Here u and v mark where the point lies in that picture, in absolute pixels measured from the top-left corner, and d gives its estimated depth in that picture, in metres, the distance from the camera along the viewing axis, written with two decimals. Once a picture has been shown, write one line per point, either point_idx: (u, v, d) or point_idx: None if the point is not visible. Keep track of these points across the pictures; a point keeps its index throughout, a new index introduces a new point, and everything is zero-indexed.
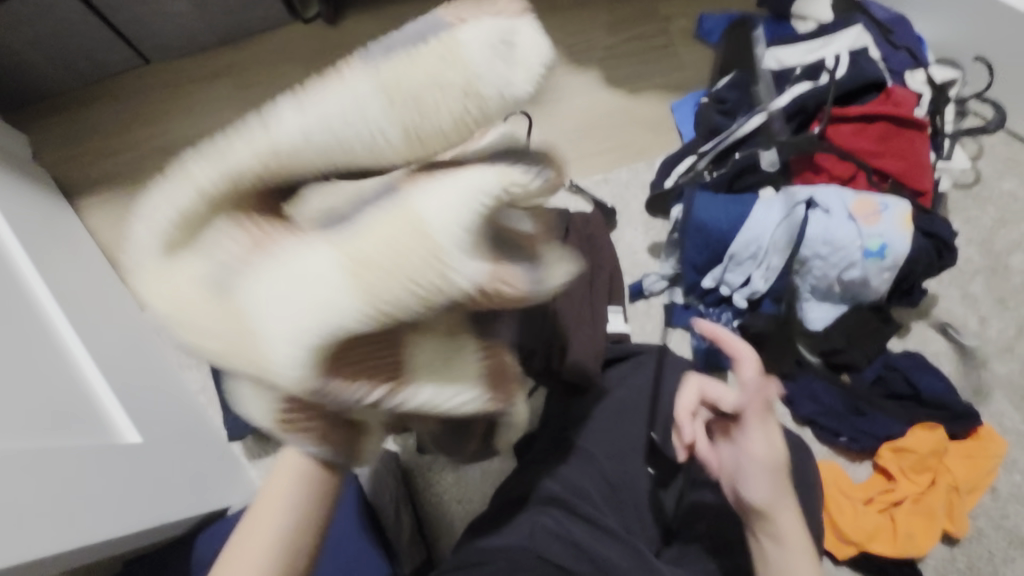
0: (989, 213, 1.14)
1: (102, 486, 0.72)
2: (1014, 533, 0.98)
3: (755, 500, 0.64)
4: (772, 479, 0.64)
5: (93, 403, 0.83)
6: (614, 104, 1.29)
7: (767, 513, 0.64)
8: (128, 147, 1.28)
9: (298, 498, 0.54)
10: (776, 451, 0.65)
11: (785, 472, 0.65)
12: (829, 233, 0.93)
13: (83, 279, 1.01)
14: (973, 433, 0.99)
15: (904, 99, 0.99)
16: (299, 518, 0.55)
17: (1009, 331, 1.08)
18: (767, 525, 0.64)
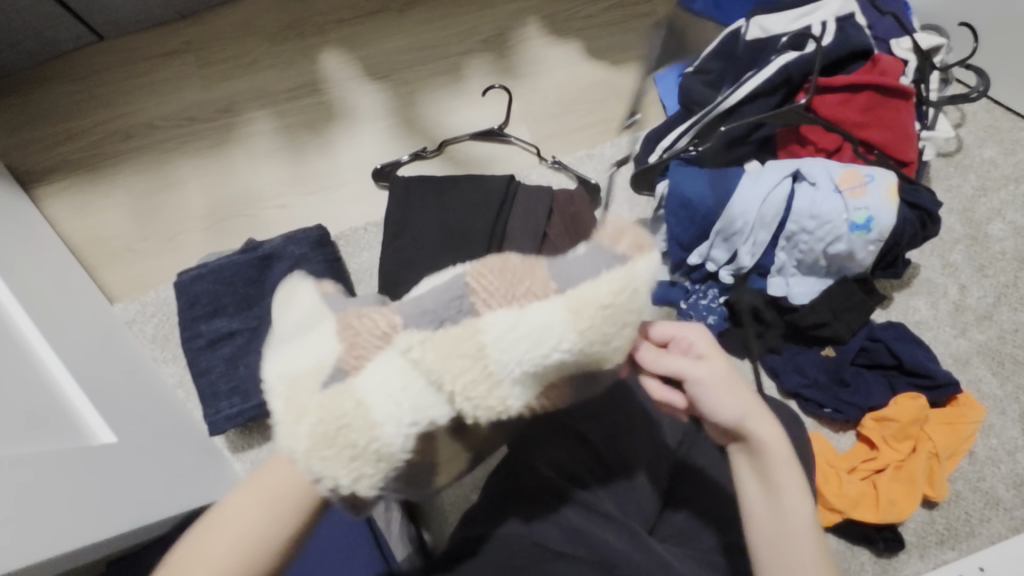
0: (970, 182, 1.15)
1: (76, 490, 0.69)
2: (990, 494, 1.01)
3: (732, 419, 0.58)
4: (734, 392, 0.59)
5: (62, 405, 0.79)
6: (596, 76, 1.25)
7: (750, 434, 0.59)
8: (87, 131, 1.20)
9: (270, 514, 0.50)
10: (723, 364, 0.60)
11: (738, 377, 0.61)
12: (815, 207, 0.92)
13: (45, 273, 0.96)
14: (952, 400, 1.01)
15: (891, 67, 0.97)
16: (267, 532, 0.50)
17: (988, 298, 1.09)
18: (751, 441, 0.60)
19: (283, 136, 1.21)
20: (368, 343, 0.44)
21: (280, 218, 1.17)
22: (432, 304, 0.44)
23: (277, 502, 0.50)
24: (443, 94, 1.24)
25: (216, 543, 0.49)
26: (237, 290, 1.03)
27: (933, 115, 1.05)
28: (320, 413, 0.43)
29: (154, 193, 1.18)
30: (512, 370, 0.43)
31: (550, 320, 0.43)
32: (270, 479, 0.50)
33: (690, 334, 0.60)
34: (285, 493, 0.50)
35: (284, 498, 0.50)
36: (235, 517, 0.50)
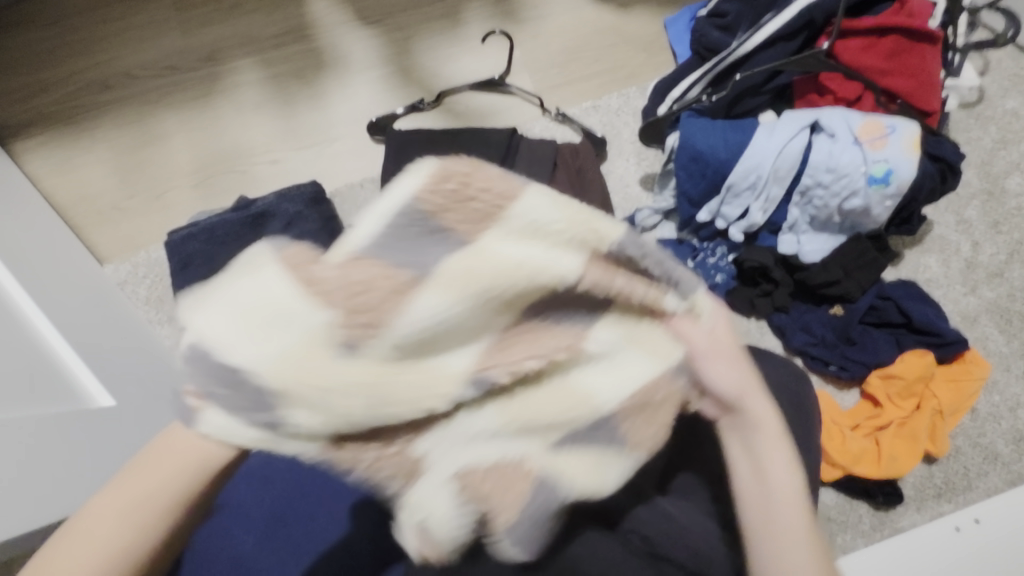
0: (991, 134, 1.10)
1: (76, 455, 0.68)
2: (989, 449, 1.02)
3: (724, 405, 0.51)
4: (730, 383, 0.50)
5: (57, 369, 0.77)
6: (602, 21, 1.18)
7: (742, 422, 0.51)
8: (61, 82, 1.13)
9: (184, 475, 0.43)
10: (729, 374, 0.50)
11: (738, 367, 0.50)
12: (833, 160, 0.89)
13: (30, 232, 0.92)
14: (959, 357, 1.00)
15: (919, 9, 0.91)
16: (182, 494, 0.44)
17: (1001, 255, 1.07)
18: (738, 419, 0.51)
19: (271, 86, 1.15)
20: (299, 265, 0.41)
21: (271, 174, 1.12)
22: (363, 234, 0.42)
23: (169, 465, 0.43)
24: (440, 40, 1.17)
25: (98, 516, 0.42)
26: (230, 249, 0.98)
27: (959, 62, 0.99)
28: (280, 337, 0.40)
29: (140, 147, 1.12)
30: (542, 270, 0.43)
31: (550, 250, 0.44)
32: (169, 443, 0.43)
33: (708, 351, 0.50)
34: (179, 457, 0.43)
35: (181, 464, 0.43)
36: (125, 488, 0.43)
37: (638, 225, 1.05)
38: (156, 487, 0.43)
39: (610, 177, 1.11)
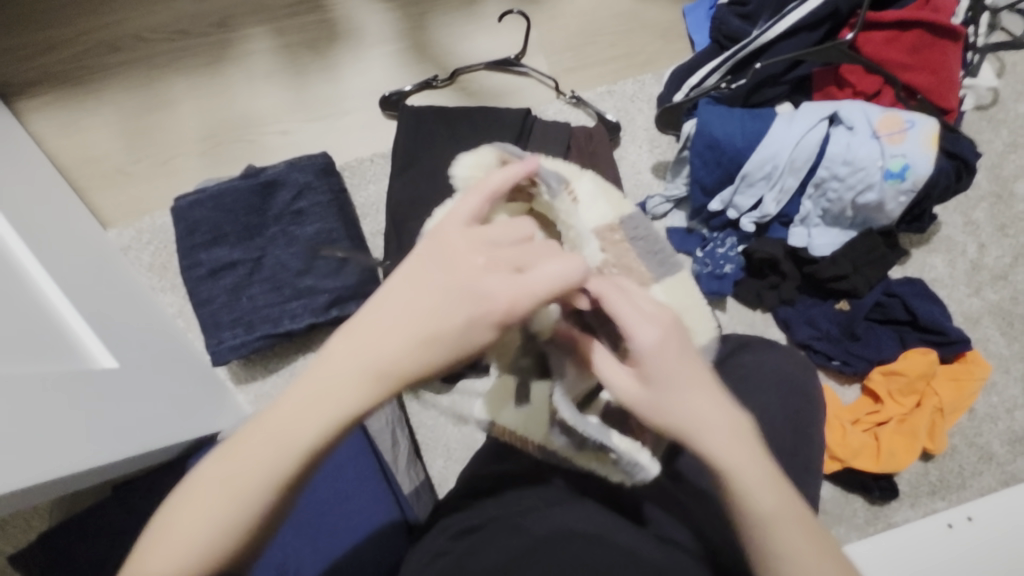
0: (1002, 137, 1.11)
1: (78, 413, 0.67)
2: (985, 449, 1.03)
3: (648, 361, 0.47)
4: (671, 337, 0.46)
5: (61, 328, 0.76)
6: (620, 5, 1.17)
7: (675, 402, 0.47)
8: (69, 42, 1.11)
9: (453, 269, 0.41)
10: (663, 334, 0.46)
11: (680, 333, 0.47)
12: (850, 153, 0.89)
13: (34, 191, 0.91)
14: (961, 356, 1.00)
15: (945, 5, 0.92)
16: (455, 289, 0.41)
17: (1006, 258, 1.08)
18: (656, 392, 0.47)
19: (283, 56, 1.13)
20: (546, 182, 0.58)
21: (281, 145, 1.10)
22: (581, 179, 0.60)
23: (465, 286, 0.41)
24: (456, 17, 1.16)
25: (379, 322, 0.41)
26: (238, 218, 0.98)
27: (977, 62, 1.02)
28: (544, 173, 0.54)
29: (147, 111, 1.10)
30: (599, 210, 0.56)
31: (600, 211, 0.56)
32: (456, 265, 0.41)
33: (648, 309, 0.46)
34: (479, 287, 0.40)
35: (448, 256, 0.41)
36: (399, 292, 0.41)
37: (648, 213, 1.04)
38: (445, 307, 0.40)
39: (621, 163, 1.10)
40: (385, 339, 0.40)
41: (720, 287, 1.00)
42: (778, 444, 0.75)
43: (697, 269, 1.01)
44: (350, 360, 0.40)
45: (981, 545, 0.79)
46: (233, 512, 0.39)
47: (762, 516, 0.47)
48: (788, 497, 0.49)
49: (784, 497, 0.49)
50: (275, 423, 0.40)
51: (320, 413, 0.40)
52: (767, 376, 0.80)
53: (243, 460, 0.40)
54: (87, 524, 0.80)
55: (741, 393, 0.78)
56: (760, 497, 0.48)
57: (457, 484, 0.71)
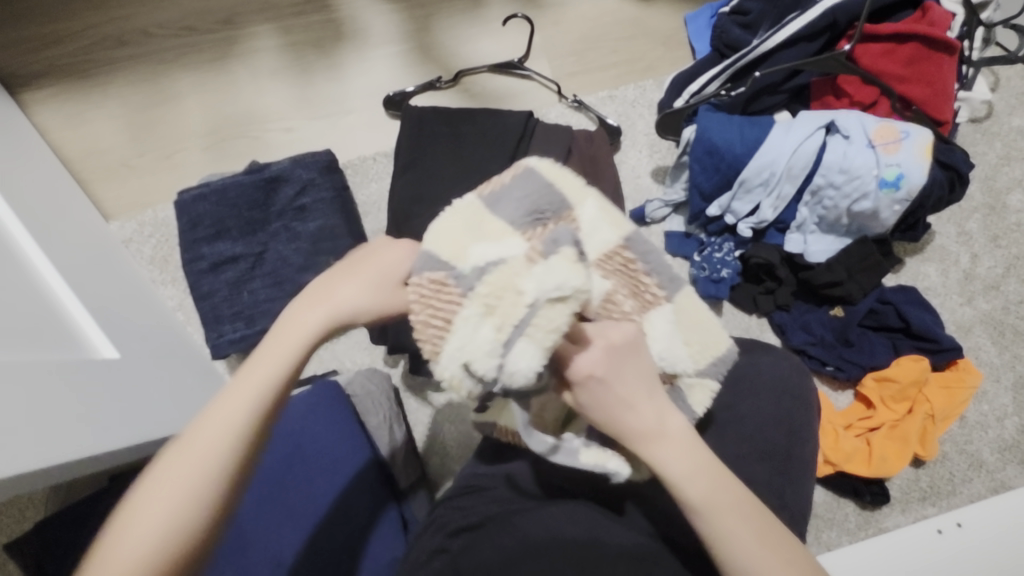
0: (995, 150, 1.13)
1: (77, 403, 0.67)
2: (975, 456, 1.04)
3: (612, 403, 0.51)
4: (628, 374, 0.52)
5: (63, 318, 0.76)
6: (624, 12, 1.18)
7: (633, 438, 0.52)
8: (76, 35, 1.12)
9: (347, 282, 0.53)
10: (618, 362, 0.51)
11: (635, 360, 0.52)
12: (846, 161, 0.91)
13: (39, 183, 0.91)
14: (952, 364, 1.02)
15: (941, 18, 0.94)
16: (345, 297, 0.53)
17: (998, 268, 1.09)
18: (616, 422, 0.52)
19: (289, 54, 1.14)
20: (519, 267, 0.49)
21: (284, 142, 1.11)
22: (557, 294, 0.46)
23: (340, 290, 0.53)
24: (462, 20, 1.17)
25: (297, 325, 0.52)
26: (241, 212, 0.99)
27: (972, 75, 1.04)
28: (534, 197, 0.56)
29: (152, 106, 1.11)
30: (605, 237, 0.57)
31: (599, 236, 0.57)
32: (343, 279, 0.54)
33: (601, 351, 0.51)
34: (348, 292, 0.53)
35: (354, 266, 0.54)
36: (313, 298, 0.53)
37: (647, 217, 1.06)
38: (330, 311, 0.52)
39: (621, 167, 1.12)
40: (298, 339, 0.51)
41: (717, 291, 1.01)
42: (771, 446, 0.76)
43: (694, 273, 1.03)
44: (263, 366, 0.50)
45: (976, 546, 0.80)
46: (185, 500, 0.46)
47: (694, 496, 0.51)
48: (725, 484, 0.52)
49: (718, 486, 0.52)
50: (204, 424, 0.48)
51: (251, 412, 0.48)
52: (762, 381, 0.81)
53: (192, 453, 0.47)
54: (82, 513, 0.80)
55: (736, 396, 0.79)
56: (687, 487, 0.51)
57: (452, 482, 0.72)
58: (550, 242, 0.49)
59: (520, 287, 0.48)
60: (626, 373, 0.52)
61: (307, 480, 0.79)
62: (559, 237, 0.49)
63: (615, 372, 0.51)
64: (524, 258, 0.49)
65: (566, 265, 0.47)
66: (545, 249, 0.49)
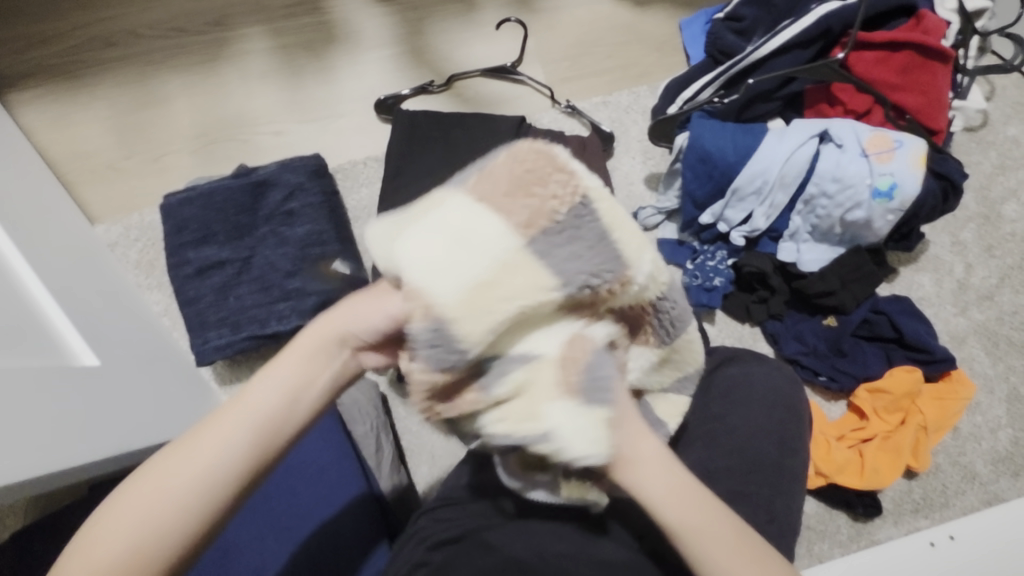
0: (990, 159, 1.12)
1: (54, 411, 0.66)
2: (968, 468, 1.03)
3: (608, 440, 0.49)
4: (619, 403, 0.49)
5: (42, 324, 0.75)
6: (618, 18, 1.17)
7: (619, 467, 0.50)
8: (63, 35, 1.11)
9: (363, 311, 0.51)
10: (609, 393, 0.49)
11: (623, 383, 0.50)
12: (839, 169, 0.90)
13: (22, 185, 0.90)
14: (945, 375, 1.01)
15: (935, 26, 0.94)
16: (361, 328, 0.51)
17: (992, 279, 1.09)
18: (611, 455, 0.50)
19: (280, 57, 1.13)
20: (549, 384, 0.46)
21: (273, 145, 1.10)
22: (585, 453, 0.46)
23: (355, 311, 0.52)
24: (455, 23, 1.16)
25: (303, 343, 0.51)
26: (228, 217, 0.98)
27: (966, 84, 1.03)
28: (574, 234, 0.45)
29: (141, 108, 1.10)
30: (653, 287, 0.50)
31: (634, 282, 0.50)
32: (366, 300, 0.52)
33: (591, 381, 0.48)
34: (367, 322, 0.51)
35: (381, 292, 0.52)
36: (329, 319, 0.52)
37: (639, 224, 1.05)
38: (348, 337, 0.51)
39: (614, 174, 1.11)
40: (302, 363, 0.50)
41: (710, 300, 1.00)
42: (761, 458, 0.75)
43: (686, 281, 1.02)
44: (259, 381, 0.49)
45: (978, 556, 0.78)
46: (161, 520, 0.45)
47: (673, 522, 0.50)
48: (709, 505, 0.51)
49: (695, 509, 0.50)
50: (190, 442, 0.47)
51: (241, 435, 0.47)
52: (753, 390, 0.80)
53: (175, 476, 0.46)
54: (61, 524, 0.79)
55: (726, 406, 0.79)
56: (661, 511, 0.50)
57: (436, 492, 0.71)
58: (591, 375, 0.47)
59: (542, 417, 0.45)
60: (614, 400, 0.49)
61: (294, 493, 0.78)
62: (604, 388, 0.47)
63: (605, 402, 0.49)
64: (556, 379, 0.46)
65: (602, 427, 0.46)
66: (585, 392, 0.46)
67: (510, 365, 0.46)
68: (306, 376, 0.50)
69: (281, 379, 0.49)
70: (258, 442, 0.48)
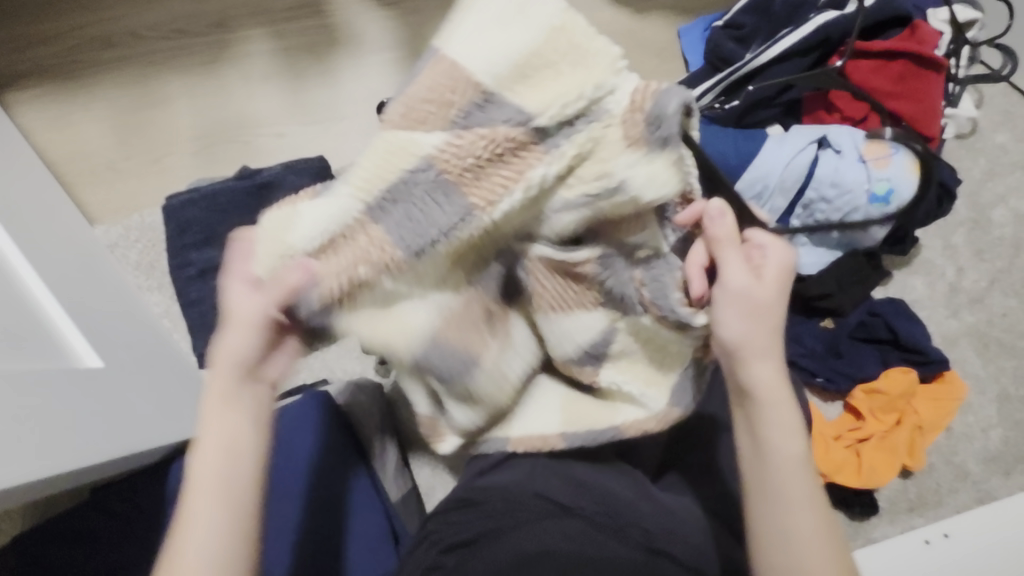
0: (979, 166, 1.15)
1: (61, 412, 0.65)
2: (961, 467, 1.05)
3: (735, 323, 0.56)
4: (775, 296, 0.56)
5: (45, 326, 0.74)
6: (619, 24, 1.19)
7: (738, 364, 0.56)
8: (62, 35, 1.10)
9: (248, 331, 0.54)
10: (771, 274, 0.57)
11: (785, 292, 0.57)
12: (839, 175, 0.92)
13: (21, 185, 0.89)
14: (939, 376, 1.03)
15: (929, 36, 0.96)
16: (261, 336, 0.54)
17: (982, 282, 1.11)
18: (748, 344, 0.56)
19: (282, 59, 1.13)
20: (614, 146, 0.50)
21: (275, 147, 1.10)
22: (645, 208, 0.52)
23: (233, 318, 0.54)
24: None
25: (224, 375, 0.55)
26: (231, 218, 0.97)
27: (957, 92, 1.06)
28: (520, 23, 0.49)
29: (141, 109, 1.09)
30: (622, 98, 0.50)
31: (569, 84, 0.49)
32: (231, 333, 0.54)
33: (772, 251, 0.57)
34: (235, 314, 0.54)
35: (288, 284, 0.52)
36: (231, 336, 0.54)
37: None
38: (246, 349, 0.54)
39: None
40: (224, 390, 0.54)
41: None
42: None
43: None
44: (209, 428, 0.54)
45: (982, 548, 0.80)
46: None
47: (781, 454, 0.55)
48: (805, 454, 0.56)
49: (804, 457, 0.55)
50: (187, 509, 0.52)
51: (218, 485, 0.52)
52: None
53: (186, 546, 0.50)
54: (65, 530, 0.81)
55: None
56: (784, 442, 0.55)
57: (447, 496, 0.71)
58: (657, 125, 0.49)
59: (613, 173, 0.50)
60: (771, 286, 0.56)
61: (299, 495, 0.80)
62: (673, 130, 0.49)
63: (772, 278, 0.57)
64: (621, 134, 0.50)
65: (667, 168, 0.50)
66: (652, 141, 0.49)
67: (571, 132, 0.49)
68: (235, 426, 0.54)
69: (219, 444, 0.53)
70: (233, 494, 0.52)
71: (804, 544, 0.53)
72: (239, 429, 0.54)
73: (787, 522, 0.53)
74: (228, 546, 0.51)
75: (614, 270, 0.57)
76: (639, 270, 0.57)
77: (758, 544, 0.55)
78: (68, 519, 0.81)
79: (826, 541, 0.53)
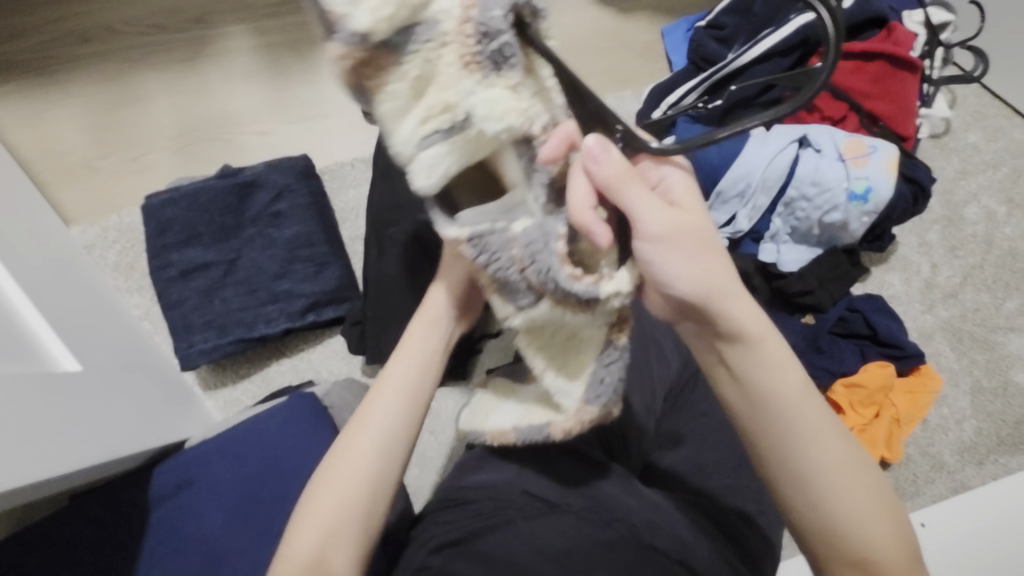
0: (952, 165, 1.18)
1: (40, 417, 0.64)
2: (937, 458, 1.08)
3: (686, 270, 0.49)
4: (703, 227, 0.50)
5: (20, 329, 0.72)
6: (604, 23, 1.20)
7: (710, 310, 0.50)
8: (34, 30, 1.07)
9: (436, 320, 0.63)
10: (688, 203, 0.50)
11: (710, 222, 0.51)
12: (818, 173, 0.94)
13: None
14: (915, 369, 1.06)
15: (904, 38, 0.99)
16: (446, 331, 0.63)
17: (956, 277, 1.15)
18: (712, 292, 0.49)
19: (263, 55, 1.11)
20: None
21: (257, 146, 1.08)
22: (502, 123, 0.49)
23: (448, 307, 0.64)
24: None
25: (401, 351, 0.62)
26: (213, 218, 0.96)
27: (931, 93, 1.09)
28: None
29: (119, 105, 1.07)
30: None
31: None
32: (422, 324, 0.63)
33: (671, 179, 0.52)
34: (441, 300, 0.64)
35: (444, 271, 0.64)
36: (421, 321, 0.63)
37: None
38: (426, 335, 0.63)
39: None
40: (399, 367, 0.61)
41: None
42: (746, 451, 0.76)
43: None
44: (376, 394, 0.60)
45: (955, 536, 0.82)
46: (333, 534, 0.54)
47: (770, 392, 0.50)
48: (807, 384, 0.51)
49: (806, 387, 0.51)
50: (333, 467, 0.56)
51: (377, 449, 0.57)
52: None
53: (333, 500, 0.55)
54: (48, 534, 0.79)
55: (711, 403, 0.79)
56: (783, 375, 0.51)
57: (435, 496, 0.71)
58: (485, 44, 0.48)
59: (458, 95, 0.49)
60: (691, 211, 0.50)
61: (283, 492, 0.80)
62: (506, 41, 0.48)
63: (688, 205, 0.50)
64: (456, 56, 0.48)
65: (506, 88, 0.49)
66: (486, 60, 0.49)
67: (411, 54, 0.48)
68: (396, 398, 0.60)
69: (408, 354, 0.62)
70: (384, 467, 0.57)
71: (825, 478, 0.50)
72: (396, 404, 0.59)
73: (804, 466, 0.50)
74: (358, 510, 0.55)
75: (491, 250, 0.51)
76: (518, 250, 0.51)
77: (781, 499, 0.52)
78: (51, 523, 0.80)
79: (849, 475, 0.50)
